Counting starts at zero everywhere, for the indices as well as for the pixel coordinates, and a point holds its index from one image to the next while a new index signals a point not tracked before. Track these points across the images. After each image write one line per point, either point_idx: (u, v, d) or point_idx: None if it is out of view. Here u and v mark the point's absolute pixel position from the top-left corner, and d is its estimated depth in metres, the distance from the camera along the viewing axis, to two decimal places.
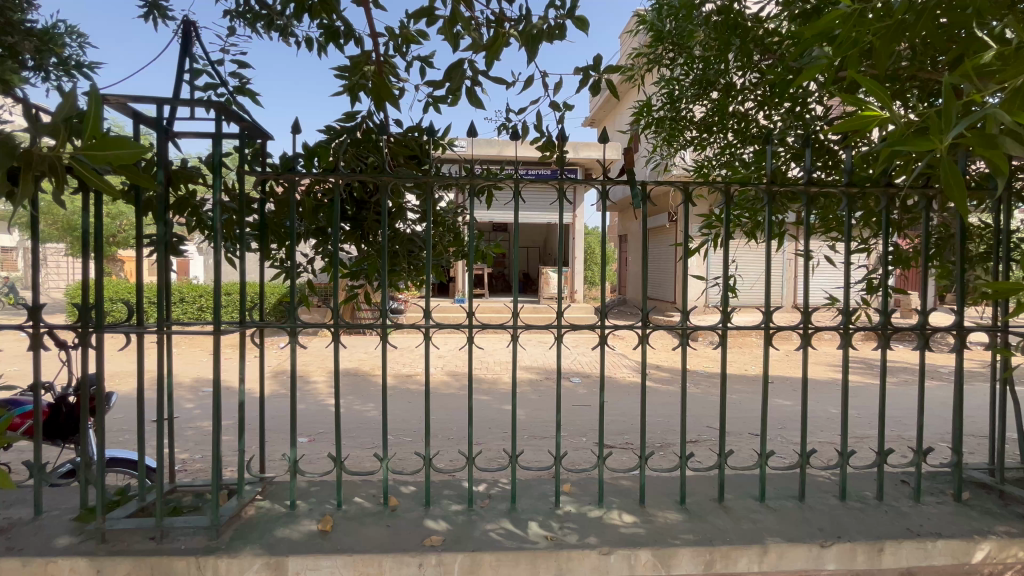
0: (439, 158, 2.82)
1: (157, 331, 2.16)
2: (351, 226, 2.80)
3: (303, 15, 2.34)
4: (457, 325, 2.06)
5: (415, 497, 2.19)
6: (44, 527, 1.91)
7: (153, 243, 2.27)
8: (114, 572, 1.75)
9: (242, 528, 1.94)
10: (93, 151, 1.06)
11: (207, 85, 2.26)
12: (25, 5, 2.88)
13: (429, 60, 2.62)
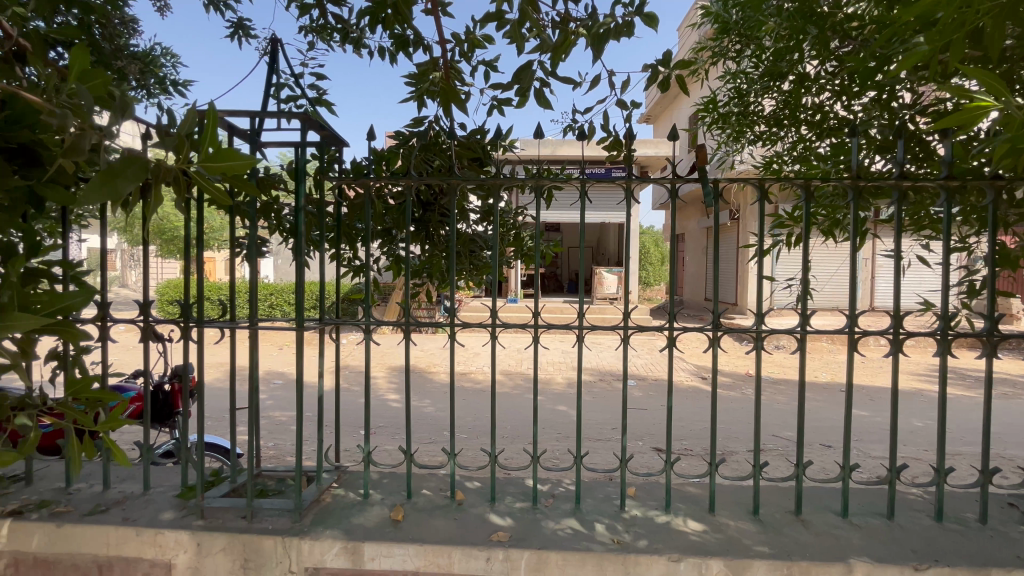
0: (501, 160, 2.85)
1: (248, 326, 2.33)
2: (417, 227, 2.90)
3: (376, 27, 2.45)
4: (525, 326, 2.07)
5: (480, 493, 2.23)
6: (152, 502, 2.12)
7: (243, 245, 2.46)
8: (212, 546, 1.91)
9: (321, 513, 2.06)
10: (211, 163, 1.17)
11: (289, 97, 2.42)
12: (128, 32, 3.19)
13: (493, 64, 2.66)
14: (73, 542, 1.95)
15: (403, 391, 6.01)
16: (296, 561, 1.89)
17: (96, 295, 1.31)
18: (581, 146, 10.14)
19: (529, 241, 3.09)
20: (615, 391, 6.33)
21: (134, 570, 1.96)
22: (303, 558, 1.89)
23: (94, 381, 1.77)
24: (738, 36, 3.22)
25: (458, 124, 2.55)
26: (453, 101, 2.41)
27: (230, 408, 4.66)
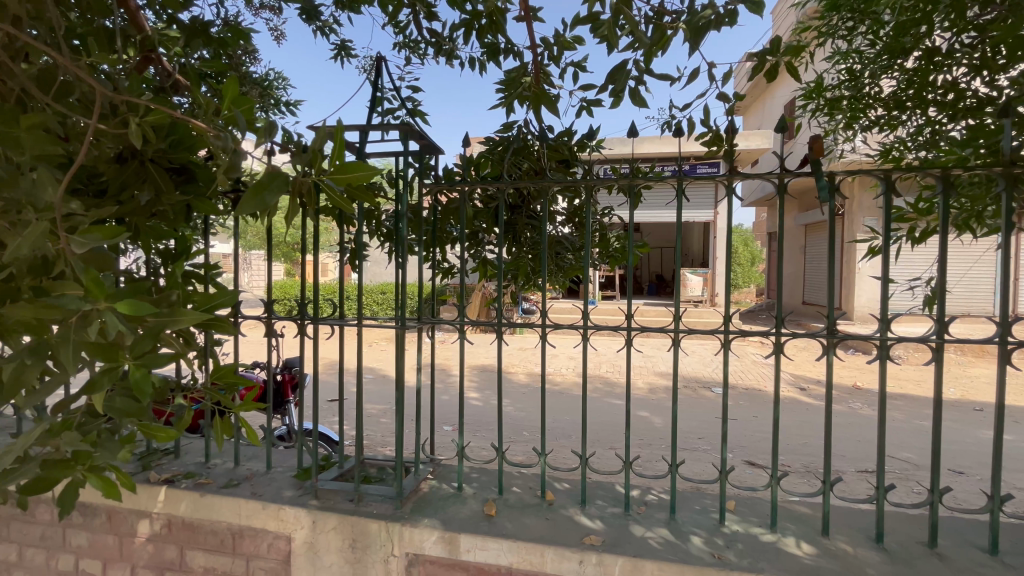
0: (589, 160, 2.83)
1: (355, 324, 2.53)
2: (504, 230, 2.96)
3: (469, 37, 2.53)
4: (618, 328, 2.04)
5: (570, 495, 2.23)
6: (274, 481, 2.36)
7: (349, 249, 2.66)
8: (325, 524, 2.09)
9: (420, 502, 2.18)
10: (340, 175, 1.28)
11: (387, 110, 2.58)
12: (249, 61, 3.59)
13: (582, 65, 2.65)
14: (214, 510, 2.22)
15: (486, 391, 6.17)
16: (398, 546, 2.01)
17: (239, 295, 1.44)
18: (675, 146, 9.97)
19: (616, 242, 3.04)
20: (703, 399, 6.02)
21: (261, 540, 2.19)
22: (405, 543, 2.01)
23: (235, 369, 2.01)
24: (849, 13, 2.91)
25: (547, 127, 2.56)
26: (543, 104, 2.43)
27: (331, 399, 5.06)
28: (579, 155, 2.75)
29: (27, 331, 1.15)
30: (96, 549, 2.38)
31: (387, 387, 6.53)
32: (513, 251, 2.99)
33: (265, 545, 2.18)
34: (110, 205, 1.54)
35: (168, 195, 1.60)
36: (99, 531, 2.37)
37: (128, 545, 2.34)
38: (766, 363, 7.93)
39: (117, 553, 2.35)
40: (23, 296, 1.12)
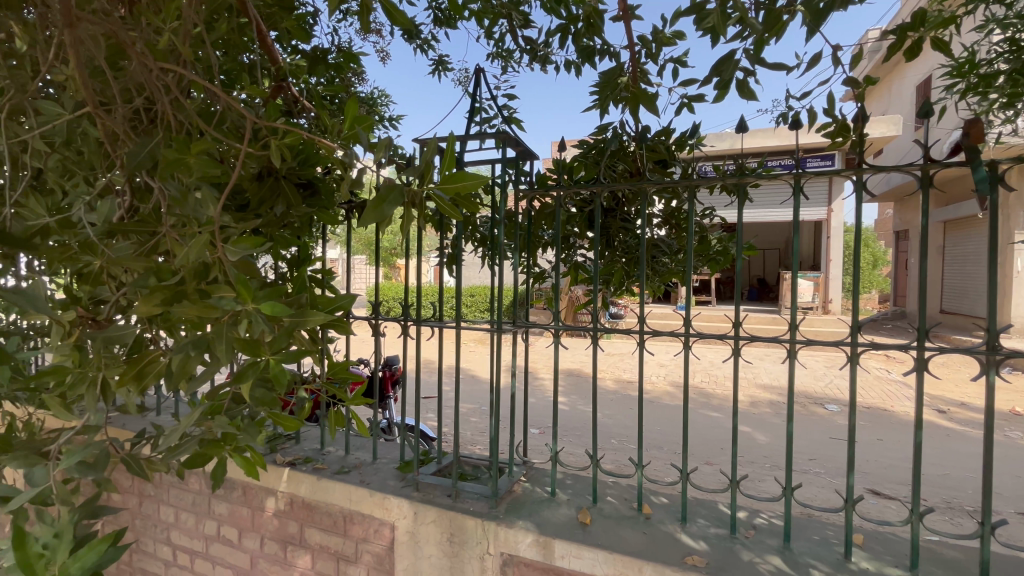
0: (688, 160, 2.69)
1: (453, 326, 2.64)
2: (596, 234, 2.91)
3: (565, 42, 2.53)
4: (724, 336, 1.90)
5: (669, 510, 2.13)
6: (380, 471, 2.53)
7: (447, 254, 2.78)
8: (426, 517, 2.19)
9: (514, 503, 2.21)
10: (449, 184, 1.33)
11: (484, 119, 2.65)
12: (358, 82, 3.90)
13: (682, 60, 2.53)
14: (328, 493, 2.43)
15: (575, 396, 6.12)
16: (494, 545, 2.05)
17: (358, 296, 1.50)
18: (782, 139, 9.17)
19: (717, 245, 2.86)
20: (814, 417, 5.46)
21: (369, 524, 2.36)
22: (499, 542, 2.04)
23: (349, 365, 2.18)
24: None
25: (644, 127, 2.49)
26: (642, 103, 2.36)
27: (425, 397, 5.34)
28: (677, 154, 2.64)
29: (190, 327, 1.32)
30: (234, 518, 2.71)
31: (475, 387, 6.72)
32: (606, 255, 2.94)
33: (371, 530, 2.35)
34: (251, 217, 1.73)
35: (297, 208, 1.79)
36: (237, 502, 2.70)
37: (259, 517, 2.64)
38: (893, 380, 6.99)
39: (250, 523, 2.67)
40: (190, 298, 1.28)
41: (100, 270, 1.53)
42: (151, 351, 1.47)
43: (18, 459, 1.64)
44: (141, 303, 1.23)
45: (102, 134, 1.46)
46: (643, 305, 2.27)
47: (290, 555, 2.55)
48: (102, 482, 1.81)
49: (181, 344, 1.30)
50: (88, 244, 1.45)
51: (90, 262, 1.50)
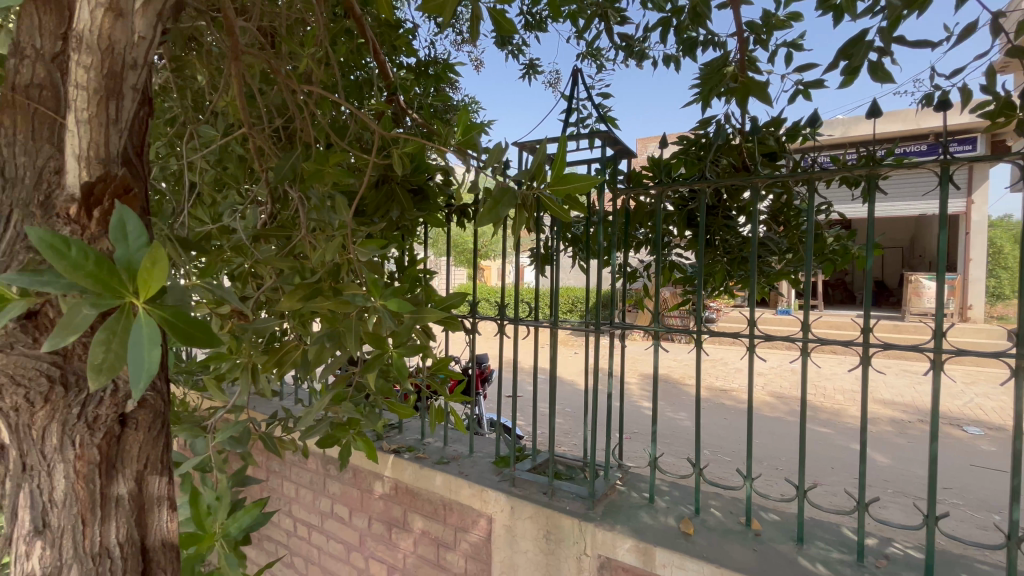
0: (802, 151, 2.48)
1: (548, 326, 2.67)
2: (694, 233, 2.80)
3: (666, 35, 2.45)
4: (851, 342, 1.73)
5: (781, 529, 1.98)
6: (477, 464, 2.63)
7: (540, 254, 2.82)
8: (523, 512, 2.23)
9: (611, 506, 2.18)
10: (559, 185, 1.30)
11: (580, 119, 2.65)
12: (455, 91, 4.08)
13: (797, 44, 2.34)
14: (429, 481, 2.56)
15: (664, 402, 5.91)
16: (592, 546, 2.04)
17: (469, 295, 1.56)
18: (909, 123, 8.12)
19: (834, 243, 2.61)
20: (951, 441, 4.78)
21: (466, 515, 2.46)
22: (597, 544, 2.03)
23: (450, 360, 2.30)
24: None
25: (753, 118, 2.34)
26: (752, 93, 2.21)
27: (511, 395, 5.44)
28: (788, 146, 2.45)
29: (325, 321, 1.47)
30: (345, 497, 2.96)
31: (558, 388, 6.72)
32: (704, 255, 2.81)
33: (470, 520, 2.44)
34: (370, 220, 1.88)
35: (410, 212, 1.91)
36: (348, 483, 2.95)
37: (367, 498, 2.86)
38: None
39: (359, 503, 2.90)
40: (325, 294, 1.41)
41: (248, 270, 1.74)
42: (288, 343, 1.65)
43: (185, 431, 1.92)
44: (285, 298, 1.38)
45: (254, 151, 1.66)
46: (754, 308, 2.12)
47: (394, 537, 2.74)
48: (245, 455, 2.07)
49: (316, 335, 1.44)
50: (240, 247, 1.66)
51: (241, 263, 1.72)
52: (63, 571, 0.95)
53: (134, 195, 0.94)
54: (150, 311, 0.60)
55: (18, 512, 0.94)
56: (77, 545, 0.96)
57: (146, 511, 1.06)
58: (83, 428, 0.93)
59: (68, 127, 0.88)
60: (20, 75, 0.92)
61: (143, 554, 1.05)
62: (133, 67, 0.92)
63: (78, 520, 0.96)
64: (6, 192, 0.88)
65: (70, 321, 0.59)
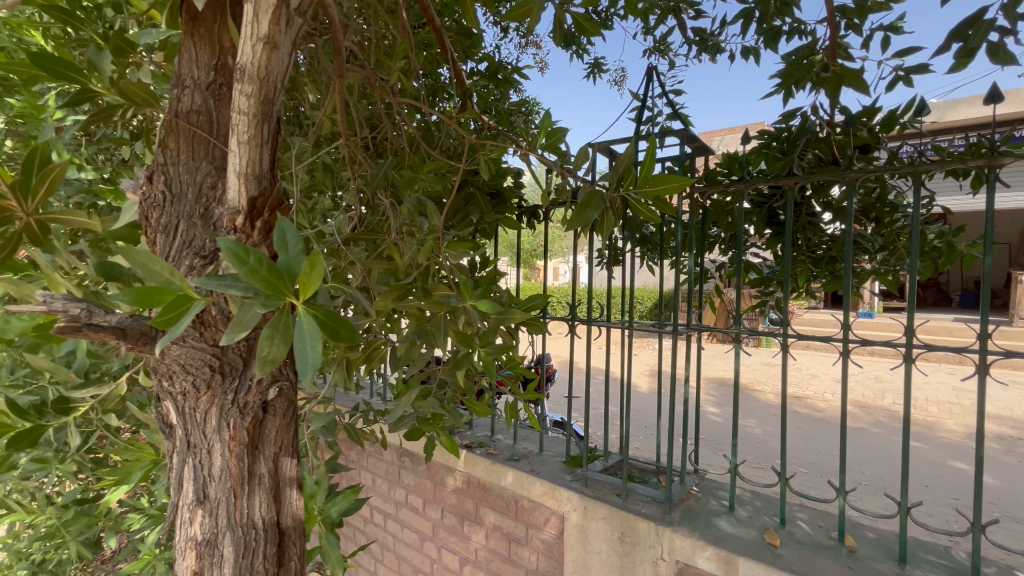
0: (901, 142, 2.29)
1: (619, 327, 2.64)
2: (773, 231, 2.67)
3: (747, 25, 2.36)
4: (965, 349, 1.58)
5: (878, 547, 1.86)
6: (547, 462, 2.65)
7: (609, 255, 2.80)
8: (596, 512, 2.23)
9: (689, 512, 2.13)
10: (649, 187, 1.28)
11: (651, 117, 2.60)
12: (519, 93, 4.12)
13: (895, 26, 2.18)
14: (500, 478, 2.62)
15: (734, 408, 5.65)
16: (669, 551, 2.01)
17: (551, 296, 1.59)
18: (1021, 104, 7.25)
19: (936, 241, 2.39)
20: None
21: (538, 512, 2.49)
22: (675, 550, 1.99)
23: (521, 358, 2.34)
24: None
25: (844, 109, 2.19)
26: (845, 82, 2.07)
27: None
28: (884, 136, 2.28)
29: (415, 320, 1.54)
30: (420, 489, 3.09)
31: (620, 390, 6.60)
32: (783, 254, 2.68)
33: (542, 517, 2.48)
34: (449, 222, 1.94)
35: (489, 215, 1.96)
36: (422, 475, 3.07)
37: (440, 491, 2.97)
38: None
39: (432, 495, 3.01)
40: (417, 295, 1.49)
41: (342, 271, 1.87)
42: (376, 339, 1.74)
43: None
44: (380, 299, 1.46)
45: (349, 161, 1.77)
46: (846, 309, 1.99)
47: (466, 529, 2.82)
48: (333, 444, 2.22)
49: (407, 332, 1.51)
50: (336, 250, 1.79)
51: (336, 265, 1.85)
52: (218, 537, 1.08)
53: (284, 207, 1.04)
54: (306, 309, 0.67)
55: (184, 483, 1.08)
56: (230, 515, 1.09)
57: (280, 489, 1.17)
58: (236, 411, 1.05)
59: (231, 147, 0.96)
60: (180, 103, 1.06)
61: (280, 526, 1.17)
62: (279, 90, 0.99)
63: (231, 492, 1.08)
64: (172, 205, 1.02)
65: (241, 318, 0.67)
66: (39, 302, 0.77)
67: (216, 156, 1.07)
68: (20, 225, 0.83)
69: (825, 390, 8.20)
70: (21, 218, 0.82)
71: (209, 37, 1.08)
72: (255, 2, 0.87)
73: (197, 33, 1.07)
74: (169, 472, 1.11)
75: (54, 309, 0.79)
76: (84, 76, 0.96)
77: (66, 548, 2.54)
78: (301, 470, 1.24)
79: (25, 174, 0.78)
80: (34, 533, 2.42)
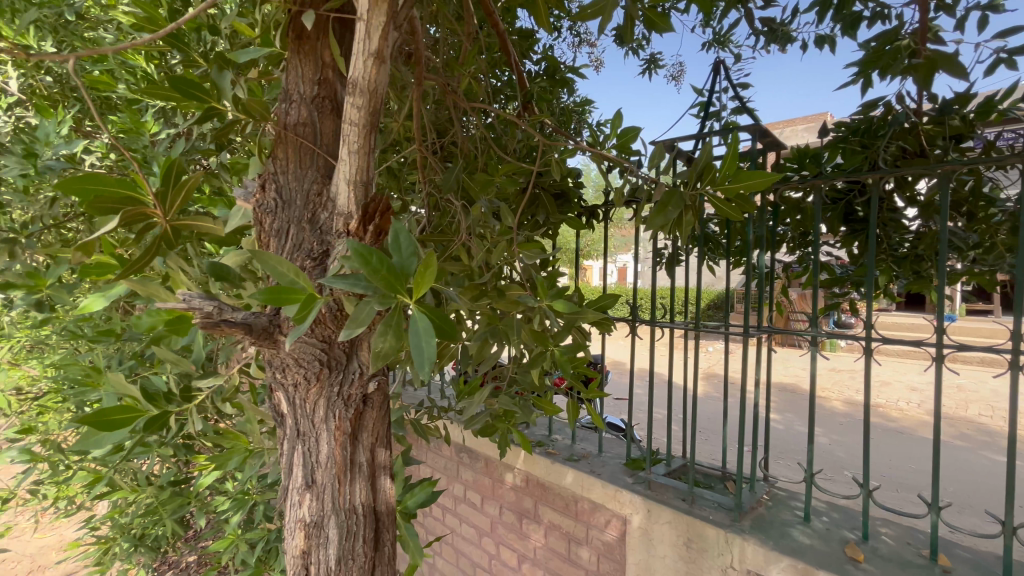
0: (1001, 129, 2.10)
1: (682, 328, 2.58)
2: (849, 228, 2.52)
3: (823, 12, 2.24)
4: None
5: (976, 568, 1.72)
6: (607, 464, 2.63)
7: (670, 255, 2.74)
8: (660, 516, 2.20)
9: (760, 521, 2.05)
10: (738, 182, 1.26)
11: (716, 113, 2.52)
12: None
13: (995, 4, 2.00)
14: (560, 477, 2.62)
15: None
16: (739, 559, 1.95)
17: (621, 295, 1.58)
18: None
19: None
20: None
21: (599, 513, 2.48)
22: (746, 559, 1.93)
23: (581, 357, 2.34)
24: None
25: (935, 96, 2.04)
26: (938, 67, 1.92)
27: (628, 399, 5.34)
28: (980, 125, 2.10)
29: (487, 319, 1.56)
30: (478, 485, 3.15)
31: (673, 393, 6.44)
32: (859, 252, 2.52)
33: (603, 519, 2.46)
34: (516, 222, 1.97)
35: (555, 215, 1.97)
36: (480, 472, 3.13)
37: (499, 488, 3.01)
38: None
39: (491, 491, 3.06)
40: (490, 293, 1.52)
41: None
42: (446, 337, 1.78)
43: None
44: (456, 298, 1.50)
45: (420, 165, 1.83)
46: (937, 312, 1.86)
47: (525, 527, 2.85)
48: (400, 438, 2.30)
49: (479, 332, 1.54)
50: None
51: None
52: (324, 519, 1.15)
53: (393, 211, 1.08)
54: (418, 306, 0.71)
55: (293, 468, 1.16)
56: (334, 499, 1.16)
57: (376, 477, 1.24)
58: (341, 403, 1.13)
59: (342, 156, 1.03)
60: (288, 116, 1.15)
61: (376, 512, 1.24)
62: (385, 101, 1.05)
63: (335, 479, 1.16)
64: (283, 211, 1.11)
65: (358, 316, 0.72)
66: (180, 300, 0.85)
67: (320, 165, 1.16)
68: (160, 229, 0.93)
69: (899, 398, 7.65)
70: (162, 223, 0.92)
71: (312, 55, 1.18)
72: (367, 20, 0.93)
73: (303, 51, 1.17)
74: (279, 457, 1.20)
75: (193, 307, 0.86)
76: (209, 95, 1.06)
77: (163, 525, 2.79)
78: (392, 460, 1.31)
79: (166, 183, 0.87)
80: (136, 509, 2.68)
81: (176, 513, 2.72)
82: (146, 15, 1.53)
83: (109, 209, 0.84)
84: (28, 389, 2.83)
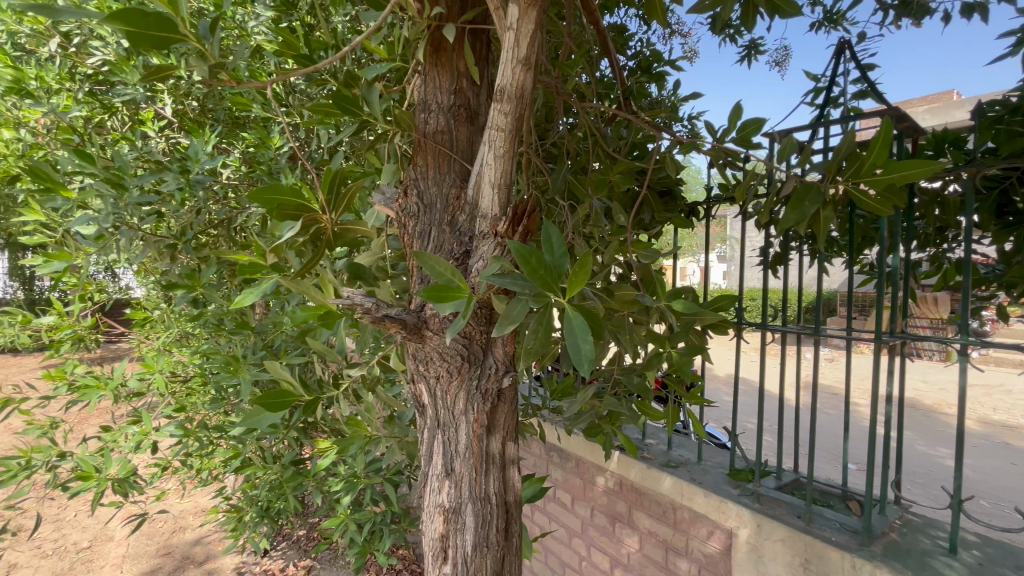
0: None
1: (792, 331, 2.40)
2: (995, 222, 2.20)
3: None
4: None
5: None
6: (709, 472, 2.50)
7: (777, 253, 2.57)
8: (772, 533, 2.05)
9: (893, 548, 1.85)
10: (893, 174, 1.11)
11: (835, 99, 2.32)
12: None
13: None
14: (657, 484, 2.54)
15: None
16: None
17: (740, 296, 1.49)
18: None
19: None
20: None
21: (701, 524, 2.38)
22: None
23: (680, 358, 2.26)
24: None
25: None
26: None
27: None
28: None
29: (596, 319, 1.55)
30: (568, 485, 3.15)
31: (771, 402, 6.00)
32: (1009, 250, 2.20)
33: (705, 530, 2.35)
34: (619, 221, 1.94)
35: (660, 213, 1.92)
36: (571, 472, 3.12)
37: (590, 489, 2.99)
38: None
39: (582, 492, 3.05)
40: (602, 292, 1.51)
41: None
42: None
43: None
44: None
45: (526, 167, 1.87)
46: None
47: (618, 531, 2.81)
48: None
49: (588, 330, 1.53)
50: None
51: None
52: (462, 506, 1.22)
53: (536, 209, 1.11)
54: (573, 304, 0.73)
55: (434, 455, 1.24)
56: (472, 488, 1.22)
57: (506, 470, 1.28)
58: (479, 396, 1.19)
59: (487, 161, 1.08)
60: (427, 126, 1.23)
61: (507, 504, 1.28)
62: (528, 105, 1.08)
63: (472, 469, 1.22)
64: (424, 214, 1.19)
65: (509, 314, 0.77)
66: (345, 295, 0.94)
67: (457, 170, 1.23)
68: (323, 230, 1.04)
69: None
70: (325, 225, 1.03)
71: (448, 66, 1.25)
72: (517, 29, 0.96)
73: (440, 63, 1.25)
74: (419, 446, 1.29)
75: (354, 303, 0.97)
76: (357, 108, 1.15)
77: (284, 500, 3.10)
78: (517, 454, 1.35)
79: (331, 192, 0.97)
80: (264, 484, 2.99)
81: (296, 490, 2.99)
82: (285, 41, 1.70)
83: (289, 214, 0.95)
84: (177, 374, 3.26)
